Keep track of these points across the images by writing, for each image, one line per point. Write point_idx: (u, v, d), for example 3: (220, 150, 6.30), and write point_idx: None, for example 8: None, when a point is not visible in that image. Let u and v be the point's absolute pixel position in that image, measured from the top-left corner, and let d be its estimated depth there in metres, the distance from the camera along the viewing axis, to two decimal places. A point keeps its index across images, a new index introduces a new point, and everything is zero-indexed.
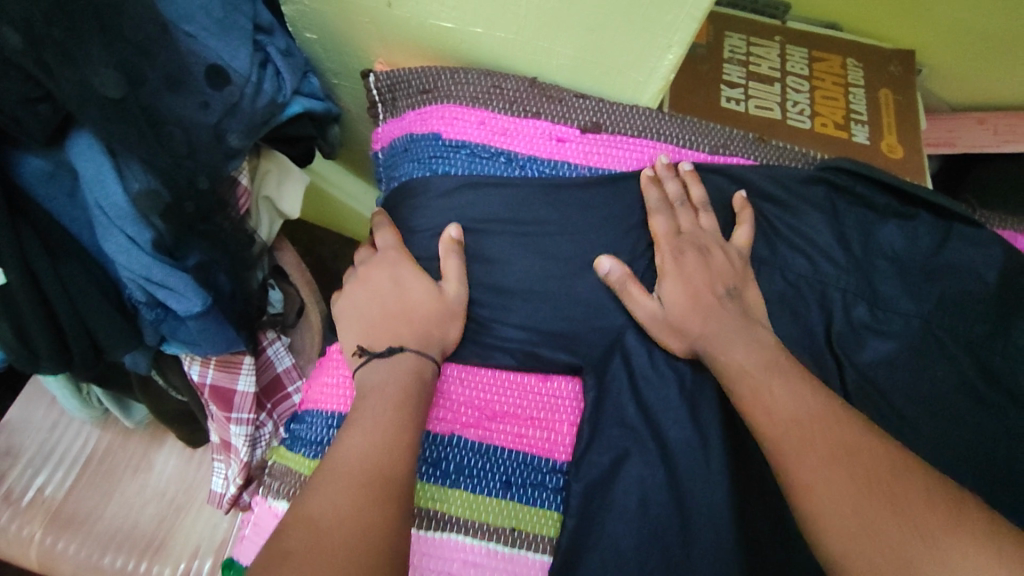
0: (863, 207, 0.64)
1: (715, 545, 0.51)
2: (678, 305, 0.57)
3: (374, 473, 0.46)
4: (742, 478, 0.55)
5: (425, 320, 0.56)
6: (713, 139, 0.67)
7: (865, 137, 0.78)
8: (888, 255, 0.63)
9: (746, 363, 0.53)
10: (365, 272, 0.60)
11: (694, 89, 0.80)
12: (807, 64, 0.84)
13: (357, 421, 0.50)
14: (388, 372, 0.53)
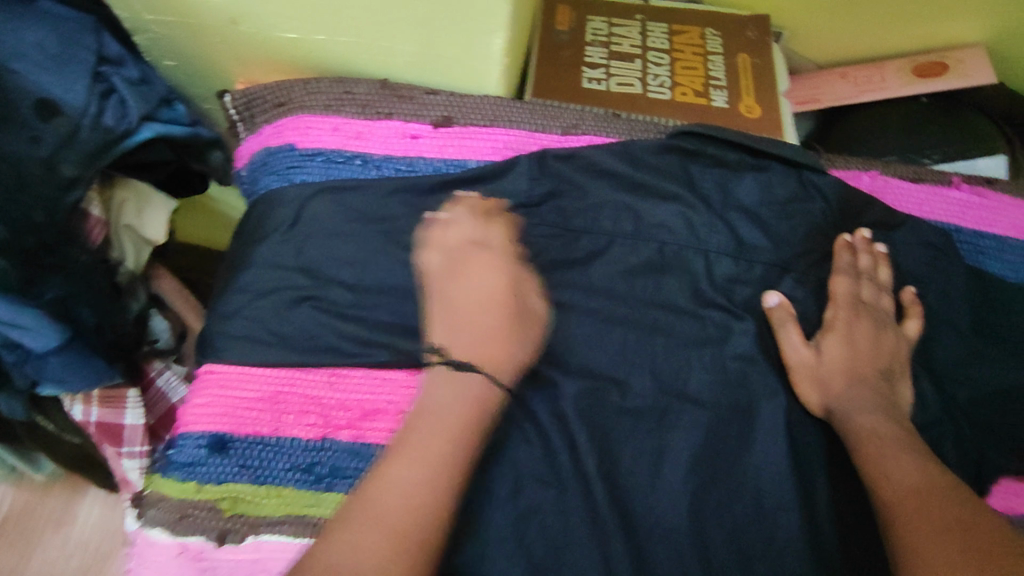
0: (718, 165, 0.65)
1: (585, 508, 0.54)
2: (832, 361, 0.59)
3: (411, 521, 0.42)
4: (616, 443, 0.57)
5: (508, 341, 0.52)
6: (566, 119, 0.68)
7: (724, 102, 0.81)
8: (744, 208, 0.64)
9: (878, 427, 0.55)
10: (466, 258, 0.55)
11: (557, 73, 0.81)
12: (668, 38, 0.87)
13: (380, 449, 0.46)
14: (451, 395, 0.48)
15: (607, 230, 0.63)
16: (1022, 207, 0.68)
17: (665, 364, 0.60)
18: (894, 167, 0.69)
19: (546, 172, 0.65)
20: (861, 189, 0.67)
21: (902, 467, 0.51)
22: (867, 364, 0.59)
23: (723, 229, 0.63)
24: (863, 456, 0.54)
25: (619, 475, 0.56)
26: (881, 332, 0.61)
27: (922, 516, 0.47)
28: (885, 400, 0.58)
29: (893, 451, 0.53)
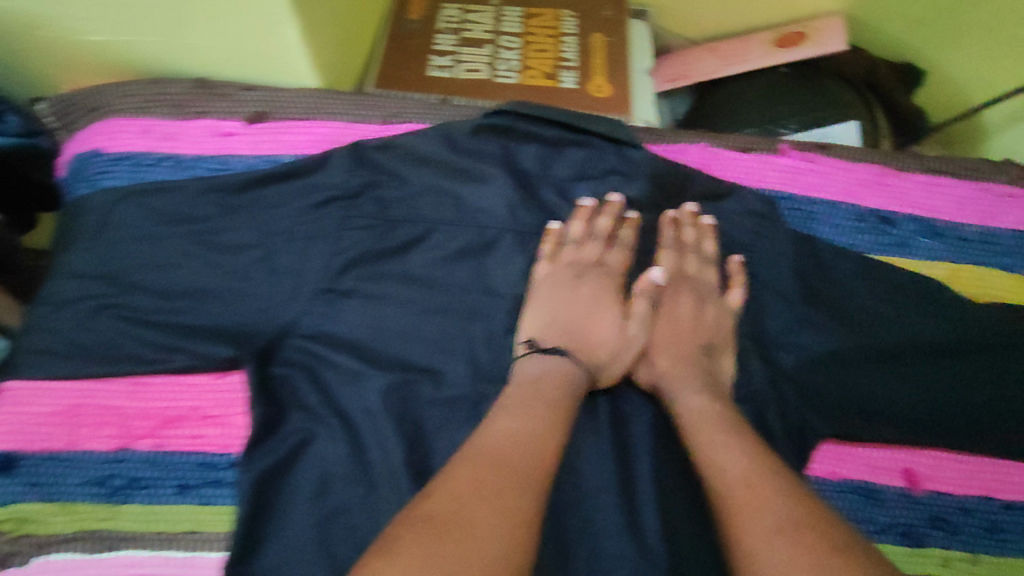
0: (536, 143, 0.64)
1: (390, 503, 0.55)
2: (659, 339, 0.60)
3: (526, 462, 0.46)
4: (429, 435, 0.58)
5: (598, 342, 0.58)
6: (387, 109, 0.66)
7: (574, 82, 0.80)
8: (562, 190, 0.64)
9: (699, 408, 0.53)
10: (584, 271, 0.61)
11: (403, 63, 0.80)
12: (522, 21, 0.85)
13: (544, 401, 0.52)
14: (544, 368, 0.55)
15: (426, 218, 0.62)
16: (852, 170, 0.68)
17: (484, 351, 0.60)
18: (721, 139, 0.68)
19: (363, 163, 0.63)
20: (689, 163, 0.67)
21: (730, 453, 0.48)
22: (687, 338, 0.59)
23: (541, 211, 0.63)
24: (689, 435, 0.51)
25: (425, 467, 0.56)
26: (701, 306, 0.60)
27: (750, 507, 0.43)
28: (705, 375, 0.57)
29: (722, 437, 0.50)
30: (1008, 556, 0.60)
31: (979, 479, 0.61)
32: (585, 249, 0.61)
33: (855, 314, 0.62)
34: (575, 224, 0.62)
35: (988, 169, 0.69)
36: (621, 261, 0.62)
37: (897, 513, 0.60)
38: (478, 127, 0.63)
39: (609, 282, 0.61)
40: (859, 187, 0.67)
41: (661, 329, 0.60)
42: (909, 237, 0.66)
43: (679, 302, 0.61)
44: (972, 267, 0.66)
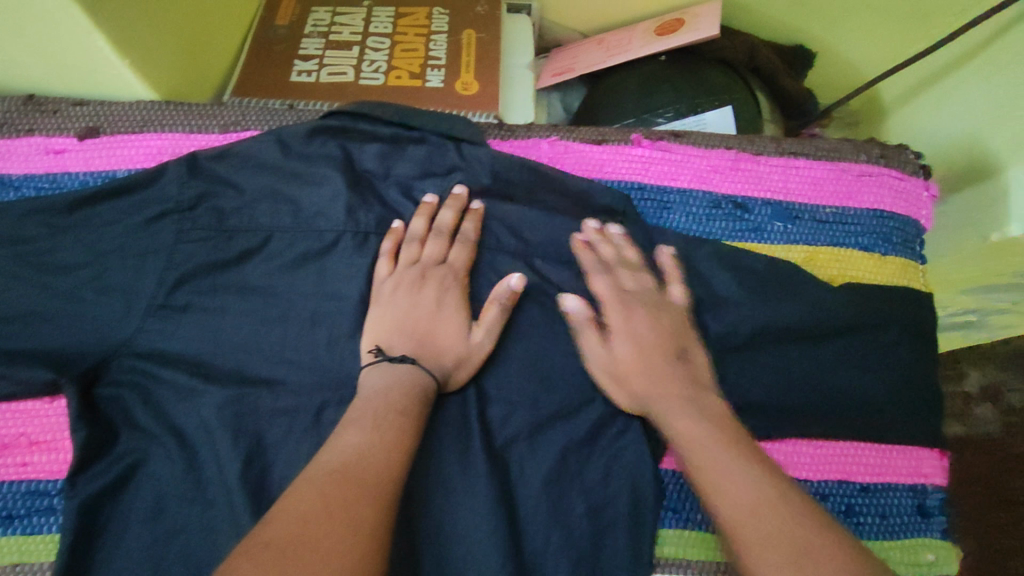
0: (378, 142, 0.63)
1: (226, 521, 0.54)
2: (625, 356, 0.58)
3: (374, 475, 0.45)
4: (269, 447, 0.56)
5: (442, 347, 0.57)
6: (226, 117, 0.65)
7: (439, 81, 0.79)
8: (405, 190, 0.63)
9: (688, 429, 0.52)
10: (428, 273, 0.59)
11: (265, 70, 0.79)
12: (391, 22, 0.84)
13: (394, 407, 0.51)
14: (388, 376, 0.54)
15: (265, 226, 0.61)
16: (707, 157, 0.67)
17: (326, 357, 0.58)
18: (573, 132, 0.67)
19: (198, 174, 0.61)
20: (538, 157, 0.66)
21: (731, 481, 0.47)
22: (659, 350, 0.57)
23: (383, 212, 0.62)
24: (689, 461, 0.50)
25: (262, 482, 0.55)
26: (652, 317, 0.59)
27: (763, 547, 0.43)
28: (688, 385, 0.55)
29: (728, 456, 0.49)
30: (864, 539, 0.60)
31: (835, 464, 0.61)
32: (428, 247, 0.60)
33: (708, 303, 0.62)
34: (419, 221, 0.61)
35: (846, 149, 0.69)
36: (463, 257, 0.61)
37: None
38: (314, 129, 0.62)
39: (456, 281, 0.60)
40: (712, 173, 0.67)
41: (621, 347, 0.58)
42: (764, 221, 0.66)
43: (618, 319, 0.59)
44: (829, 249, 0.66)
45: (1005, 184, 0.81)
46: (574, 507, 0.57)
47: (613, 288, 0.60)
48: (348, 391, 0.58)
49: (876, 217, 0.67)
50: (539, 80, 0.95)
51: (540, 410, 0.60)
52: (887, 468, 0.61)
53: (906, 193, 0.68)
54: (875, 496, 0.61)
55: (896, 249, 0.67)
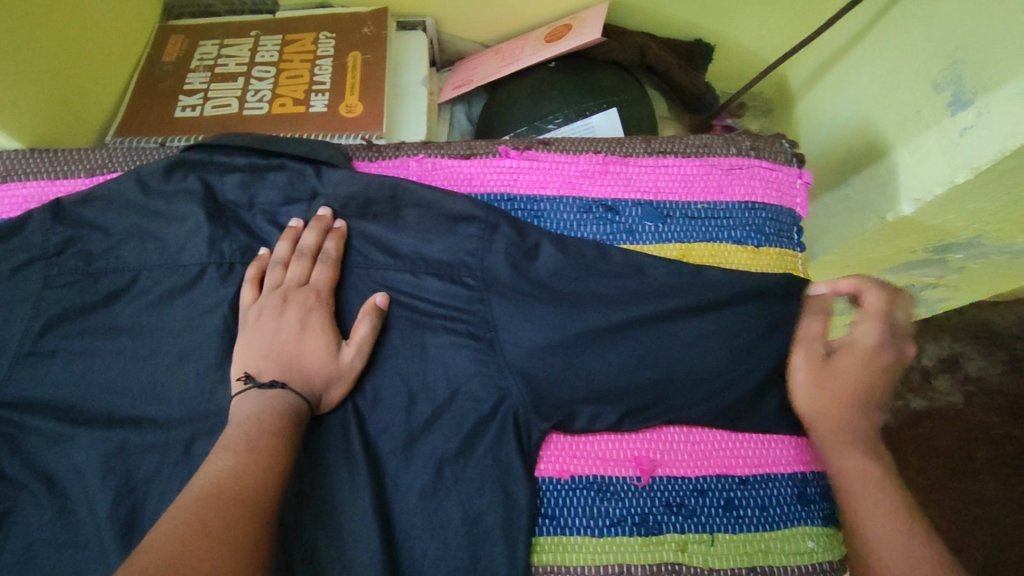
0: (240, 171, 0.65)
1: (98, 558, 0.54)
2: (842, 369, 0.61)
3: (251, 495, 0.46)
4: (139, 485, 0.57)
5: (313, 367, 0.57)
6: (93, 160, 0.66)
7: (323, 105, 0.79)
8: (270, 215, 0.66)
9: (867, 474, 0.57)
10: (290, 295, 0.60)
11: (149, 108, 0.79)
12: (278, 50, 0.85)
13: (269, 430, 0.51)
14: (259, 402, 0.54)
15: (132, 265, 0.63)
16: (576, 162, 0.68)
17: (194, 390, 0.59)
18: (440, 148, 0.68)
19: (64, 219, 0.62)
20: (406, 176, 0.67)
21: (900, 535, 0.53)
22: (877, 388, 0.61)
23: (248, 240, 0.65)
24: (858, 510, 0.55)
25: (134, 518, 0.56)
26: (888, 353, 0.63)
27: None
28: (866, 433, 0.59)
29: (893, 514, 0.54)
30: (746, 532, 0.60)
31: (713, 459, 0.61)
32: (290, 269, 0.61)
33: (578, 301, 0.62)
34: (284, 243, 0.62)
35: (716, 143, 0.70)
36: (326, 275, 0.61)
37: (630, 504, 0.60)
38: (171, 166, 0.64)
39: (320, 300, 0.60)
40: (582, 179, 0.68)
41: (844, 362, 0.61)
42: (635, 222, 0.67)
43: (864, 327, 0.63)
44: (702, 245, 0.67)
45: (894, 163, 0.81)
46: (450, 518, 0.57)
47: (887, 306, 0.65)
48: (216, 421, 0.58)
49: (747, 209, 0.68)
50: (441, 94, 0.95)
51: (414, 424, 0.60)
52: (766, 459, 0.62)
53: (777, 182, 0.69)
54: (755, 488, 0.61)
55: (769, 240, 0.68)
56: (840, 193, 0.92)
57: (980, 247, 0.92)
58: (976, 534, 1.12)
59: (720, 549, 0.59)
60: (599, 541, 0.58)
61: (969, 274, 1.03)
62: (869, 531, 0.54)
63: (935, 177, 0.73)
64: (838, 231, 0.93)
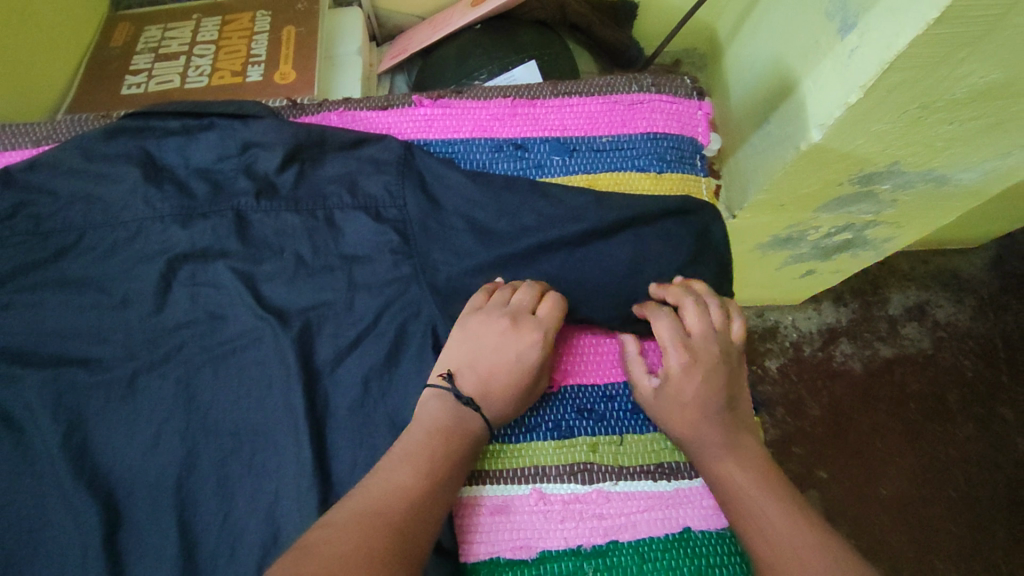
0: (177, 134, 0.71)
1: (51, 481, 0.59)
2: (678, 403, 0.60)
3: (454, 445, 0.57)
4: (89, 418, 0.62)
5: (511, 396, 0.60)
6: (37, 133, 0.74)
7: (258, 75, 0.85)
8: (203, 172, 0.70)
9: (740, 478, 0.56)
10: (520, 321, 0.61)
11: (97, 88, 0.85)
12: (218, 29, 0.90)
13: (478, 400, 0.59)
14: (447, 410, 0.58)
15: (78, 224, 0.68)
16: (486, 107, 0.75)
17: (139, 331, 0.65)
18: (360, 102, 0.76)
19: (13, 185, 0.68)
20: (330, 126, 0.74)
21: (781, 528, 0.52)
22: (714, 397, 0.60)
23: (178, 195, 0.69)
24: (735, 511, 0.55)
25: (85, 448, 0.61)
26: (716, 359, 0.62)
27: (816, 568, 0.48)
28: (720, 438, 0.59)
29: (766, 502, 0.54)
30: (653, 431, 0.65)
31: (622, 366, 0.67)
32: (523, 300, 0.63)
33: (488, 229, 0.68)
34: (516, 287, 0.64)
35: (619, 82, 0.75)
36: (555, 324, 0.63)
37: (546, 412, 0.65)
38: (111, 132, 0.70)
39: (542, 337, 0.61)
40: (492, 122, 0.74)
41: (674, 395, 0.61)
42: (543, 157, 0.73)
43: (677, 361, 0.61)
44: (607, 174, 0.72)
45: (803, 96, 0.83)
46: (378, 428, 0.62)
47: (675, 332, 0.62)
48: (160, 356, 0.64)
49: (650, 139, 0.73)
50: (380, 65, 1.01)
51: (343, 343, 0.65)
52: None
53: (678, 114, 0.74)
54: None
55: (671, 166, 0.72)
56: (764, 132, 0.93)
57: (903, 176, 0.92)
58: (955, 474, 1.28)
59: (628, 448, 0.64)
60: (515, 446, 0.63)
61: (905, 208, 1.03)
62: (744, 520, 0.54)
63: (834, 101, 0.75)
64: (758, 168, 0.95)
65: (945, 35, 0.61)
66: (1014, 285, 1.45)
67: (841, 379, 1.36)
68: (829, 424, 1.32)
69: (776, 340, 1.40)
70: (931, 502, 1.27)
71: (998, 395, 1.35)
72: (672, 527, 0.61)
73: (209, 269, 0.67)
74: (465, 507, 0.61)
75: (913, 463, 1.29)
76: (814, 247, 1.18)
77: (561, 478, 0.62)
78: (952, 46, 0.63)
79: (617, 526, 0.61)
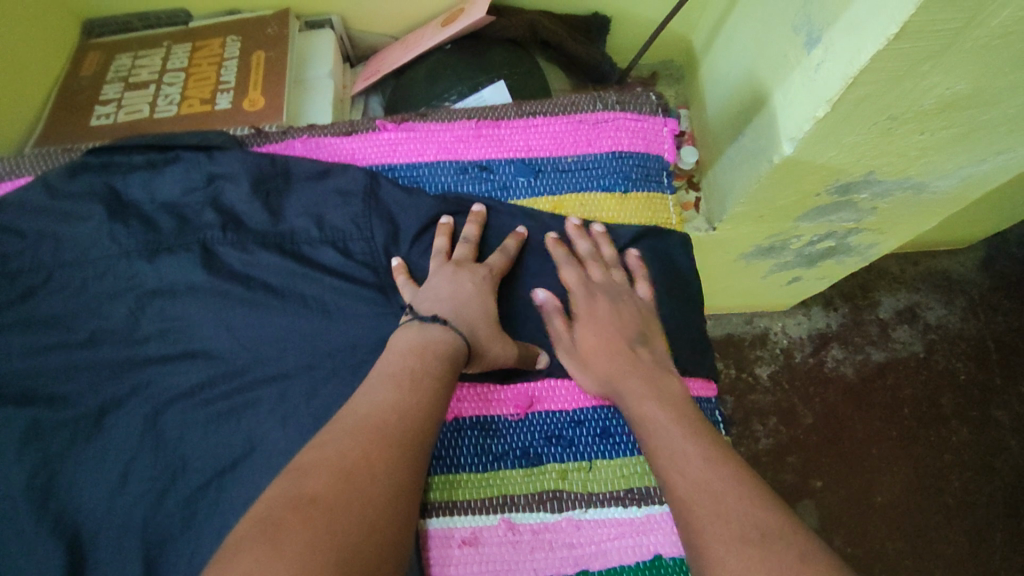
0: (143, 167, 0.71)
1: (16, 523, 0.59)
2: (590, 344, 0.64)
3: (429, 358, 0.56)
4: (55, 458, 0.61)
5: (477, 319, 0.61)
6: (4, 167, 0.74)
7: (227, 103, 0.85)
8: (168, 205, 0.70)
9: (650, 415, 0.58)
10: (465, 264, 0.64)
11: (68, 120, 0.86)
12: (188, 56, 0.89)
13: (445, 318, 0.59)
14: (421, 332, 0.58)
15: (47, 263, 0.68)
16: (451, 129, 0.74)
17: (105, 369, 0.65)
18: (324, 127, 0.75)
19: None
20: (293, 155, 0.75)
21: (693, 469, 0.51)
22: (620, 338, 0.64)
23: (144, 228, 0.69)
24: (648, 449, 0.56)
25: (53, 487, 0.61)
26: (617, 302, 0.65)
27: (717, 509, 0.47)
28: (627, 374, 0.61)
29: (677, 442, 0.54)
30: (623, 456, 0.64)
31: (591, 391, 0.66)
32: (460, 250, 0.66)
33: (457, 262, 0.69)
34: (441, 238, 0.67)
35: (584, 100, 0.74)
36: (499, 263, 0.66)
37: (513, 440, 0.65)
38: (75, 169, 0.69)
39: (489, 274, 0.64)
40: (457, 143, 0.74)
41: (585, 333, 0.64)
42: (509, 178, 0.73)
43: (582, 304, 0.65)
44: (573, 196, 0.72)
45: (774, 111, 0.82)
46: None
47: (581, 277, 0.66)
48: (127, 394, 0.64)
49: (616, 158, 0.73)
50: (353, 87, 1.00)
51: (310, 375, 0.64)
52: None
53: (643, 132, 0.74)
54: None
55: (636, 185, 0.73)
56: (739, 146, 0.92)
57: (882, 184, 0.91)
58: (951, 480, 1.27)
59: (598, 474, 0.64)
60: (484, 475, 0.63)
61: (886, 215, 1.03)
62: (657, 459, 0.54)
63: (802, 116, 0.75)
64: (735, 181, 0.94)
65: (904, 49, 0.60)
66: (1004, 286, 1.43)
67: (833, 385, 1.34)
68: (821, 432, 1.31)
69: (766, 347, 1.38)
70: (927, 509, 1.25)
71: (991, 398, 1.33)
72: (644, 554, 0.61)
73: (177, 304, 0.66)
74: (434, 540, 0.61)
75: (907, 470, 1.28)
76: (798, 255, 1.17)
77: (530, 507, 0.62)
78: (915, 61, 0.62)
79: (587, 555, 0.61)
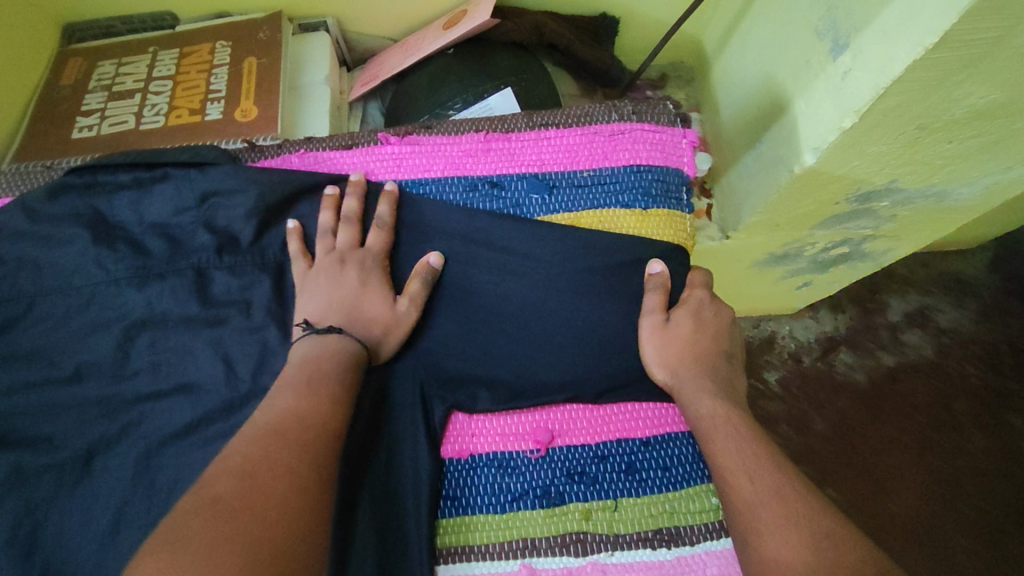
0: (128, 186, 0.65)
1: None
2: (683, 335, 0.62)
3: (321, 366, 0.55)
4: (38, 507, 0.57)
5: (370, 319, 0.60)
6: None
7: (218, 113, 0.80)
8: (157, 226, 0.65)
9: (719, 413, 0.58)
10: (350, 256, 0.62)
11: (48, 133, 0.80)
12: (175, 63, 0.84)
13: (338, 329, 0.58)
14: (317, 346, 0.57)
15: (27, 292, 0.63)
16: (458, 142, 0.70)
17: (93, 408, 0.60)
18: (321, 140, 0.70)
19: None
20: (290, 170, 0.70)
21: (759, 479, 0.53)
22: (714, 348, 0.62)
23: (132, 253, 0.64)
24: (713, 445, 0.56)
25: (35, 539, 0.56)
26: (723, 315, 0.65)
27: (776, 517, 0.49)
28: (714, 381, 0.60)
29: (748, 450, 0.55)
30: (649, 493, 0.61)
31: (613, 424, 0.63)
32: (341, 234, 0.63)
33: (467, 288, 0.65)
34: (349, 200, 0.65)
35: (598, 110, 0.70)
36: (380, 241, 0.64)
37: (532, 478, 0.61)
38: (54, 190, 0.64)
39: (376, 261, 0.63)
40: (464, 158, 0.70)
41: (681, 324, 0.62)
42: (521, 196, 0.69)
43: (696, 299, 0.64)
44: (590, 213, 0.68)
45: (795, 118, 0.78)
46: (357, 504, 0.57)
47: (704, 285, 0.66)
48: (117, 434, 0.59)
49: (633, 172, 0.69)
50: (350, 92, 0.96)
51: None
52: (665, 419, 0.64)
53: (662, 144, 0.69)
54: (655, 449, 0.62)
55: (656, 202, 0.68)
56: (756, 152, 0.88)
57: (903, 192, 0.87)
58: (967, 488, 1.23)
59: (624, 513, 0.60)
60: (502, 517, 0.59)
61: (905, 222, 0.99)
62: (719, 459, 0.55)
63: (827, 125, 0.70)
64: (752, 190, 0.90)
65: (941, 58, 0.56)
66: (1016, 288, 1.40)
67: (845, 392, 1.31)
68: (835, 440, 1.27)
69: (775, 352, 1.35)
70: (944, 519, 1.21)
71: (1007, 404, 1.30)
72: None
73: (169, 335, 0.62)
74: None
75: (922, 478, 1.24)
76: (811, 262, 1.14)
77: (552, 551, 0.58)
78: (952, 69, 0.58)
79: None
